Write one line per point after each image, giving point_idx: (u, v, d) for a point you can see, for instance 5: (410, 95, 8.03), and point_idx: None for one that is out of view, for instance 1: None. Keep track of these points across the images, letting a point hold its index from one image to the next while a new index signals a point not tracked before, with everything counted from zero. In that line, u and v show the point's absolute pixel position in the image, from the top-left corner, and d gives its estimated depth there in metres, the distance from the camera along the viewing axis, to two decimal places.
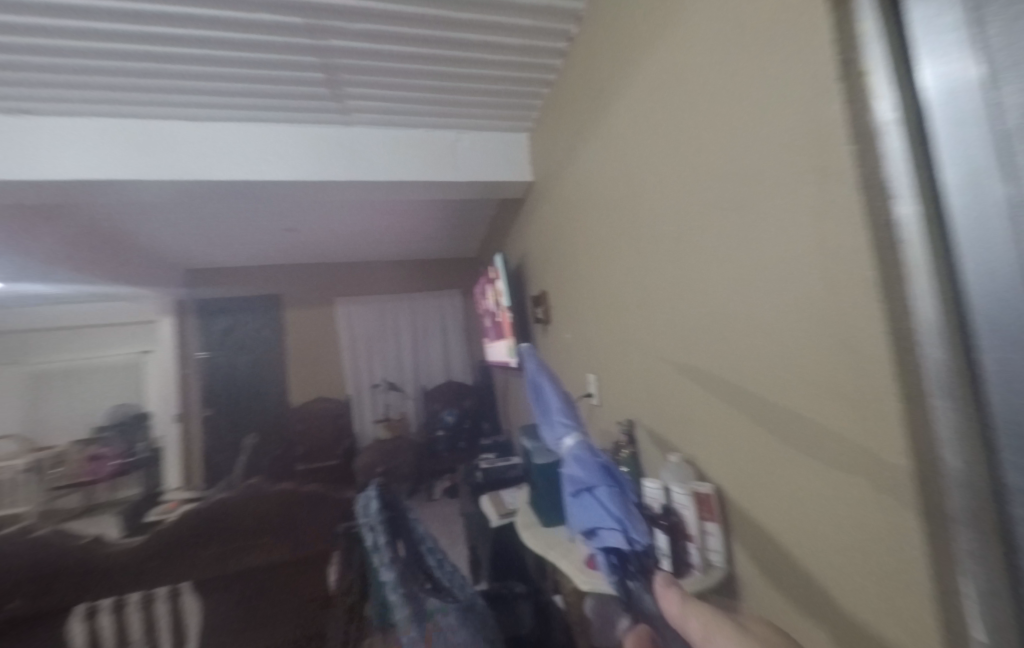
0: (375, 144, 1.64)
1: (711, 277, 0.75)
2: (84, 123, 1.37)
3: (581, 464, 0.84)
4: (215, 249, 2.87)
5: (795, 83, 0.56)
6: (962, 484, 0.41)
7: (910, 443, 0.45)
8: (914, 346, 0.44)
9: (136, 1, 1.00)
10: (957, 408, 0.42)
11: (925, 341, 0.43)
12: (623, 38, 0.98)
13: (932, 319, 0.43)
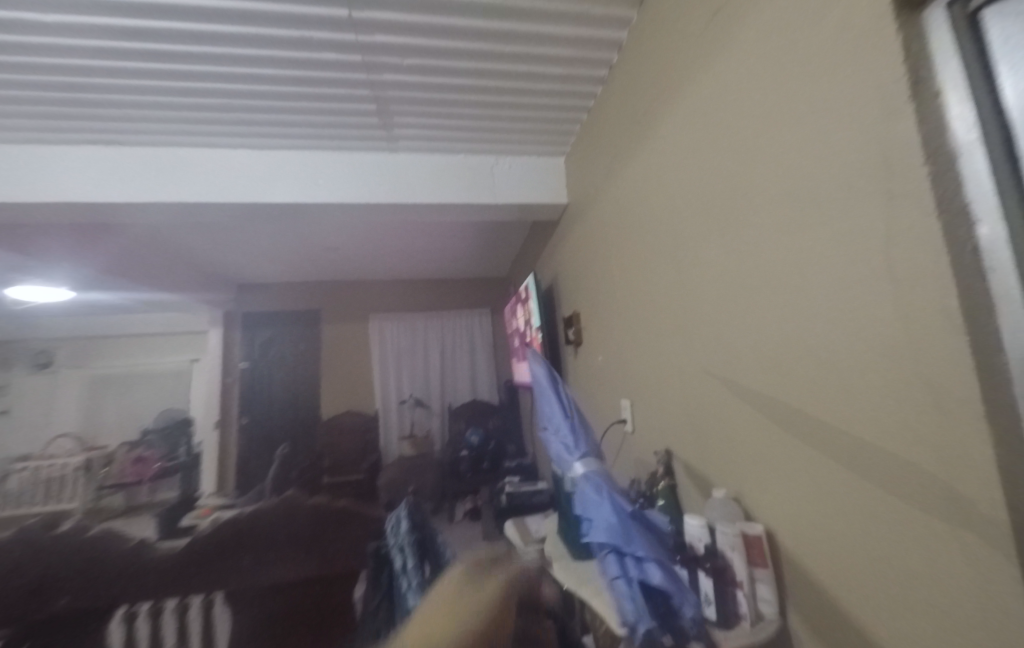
0: (417, 169, 1.70)
1: (763, 302, 0.72)
2: (156, 152, 1.51)
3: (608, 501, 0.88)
4: (263, 266, 3.03)
5: (859, 102, 0.53)
6: None
7: (1004, 492, 0.40)
8: (1005, 381, 0.40)
9: (216, 44, 1.11)
10: None
11: (1018, 377, 0.39)
12: (668, 63, 0.99)
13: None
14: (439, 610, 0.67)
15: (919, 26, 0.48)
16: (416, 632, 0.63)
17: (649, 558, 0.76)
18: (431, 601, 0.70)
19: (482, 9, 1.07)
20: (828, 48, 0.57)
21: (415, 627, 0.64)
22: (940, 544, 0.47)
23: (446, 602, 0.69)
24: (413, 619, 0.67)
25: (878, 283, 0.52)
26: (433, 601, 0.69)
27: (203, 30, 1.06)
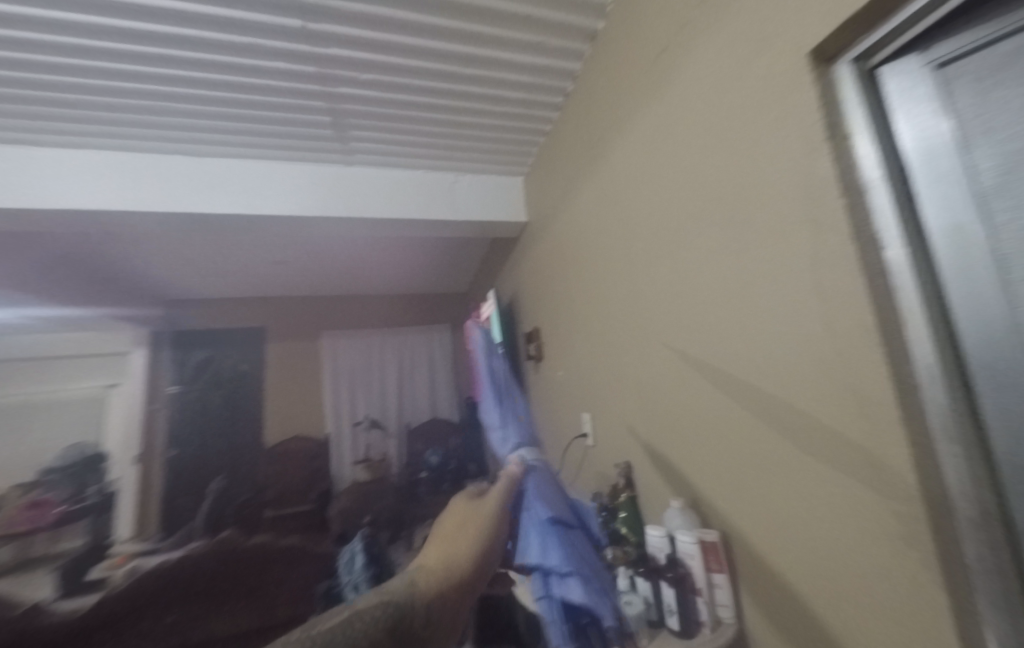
0: (373, 184, 1.68)
1: (710, 319, 0.77)
2: (77, 158, 1.38)
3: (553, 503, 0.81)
4: (202, 280, 2.83)
5: (785, 138, 0.60)
6: (972, 500, 0.45)
7: (919, 477, 0.47)
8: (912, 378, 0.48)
9: (162, 46, 1.06)
10: (953, 427, 0.46)
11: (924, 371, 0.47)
12: (619, 93, 1.05)
13: (929, 347, 0.47)
14: (447, 538, 0.64)
15: (832, 77, 0.56)
16: (434, 553, 0.59)
17: (570, 573, 0.69)
18: (438, 532, 0.66)
19: (441, 30, 1.09)
20: (759, 91, 0.64)
21: (428, 551, 0.60)
22: (873, 531, 0.52)
23: (452, 528, 0.66)
24: (428, 542, 0.63)
25: (808, 299, 0.58)
26: (439, 529, 0.66)
27: (141, 29, 1.00)
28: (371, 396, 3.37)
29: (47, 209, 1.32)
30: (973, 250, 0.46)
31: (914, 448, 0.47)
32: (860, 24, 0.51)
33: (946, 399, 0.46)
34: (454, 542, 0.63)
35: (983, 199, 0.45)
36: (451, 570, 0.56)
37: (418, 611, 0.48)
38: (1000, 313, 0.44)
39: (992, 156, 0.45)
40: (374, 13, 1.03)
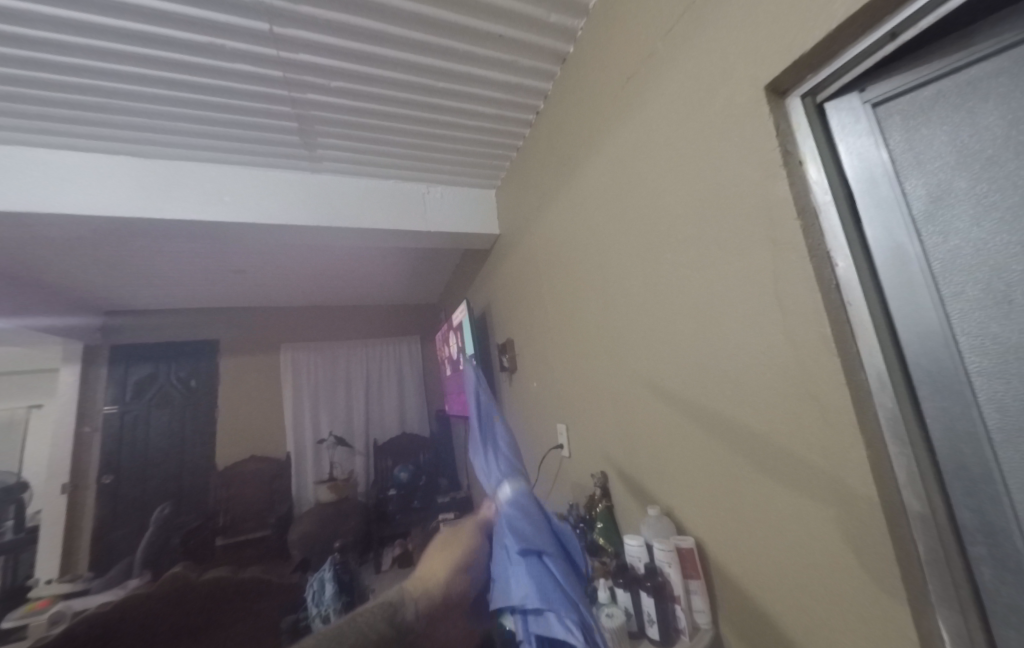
0: (341, 192, 1.65)
1: (680, 331, 0.80)
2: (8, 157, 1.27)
3: (532, 525, 0.78)
4: (149, 290, 2.65)
5: (745, 162, 0.64)
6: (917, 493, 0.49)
7: (873, 476, 0.51)
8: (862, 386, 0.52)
9: (108, 41, 1.00)
10: (898, 429, 0.51)
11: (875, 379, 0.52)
12: (589, 114, 1.09)
13: (877, 356, 0.52)
14: (438, 559, 0.77)
15: (785, 107, 0.61)
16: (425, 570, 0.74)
17: (544, 609, 0.67)
18: (430, 551, 0.79)
19: (413, 43, 1.10)
20: (720, 119, 0.68)
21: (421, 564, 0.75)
22: (835, 532, 0.55)
23: (443, 552, 0.79)
24: (422, 560, 0.77)
25: (769, 313, 0.62)
26: (430, 552, 0.79)
27: (89, 22, 0.95)
28: (335, 411, 3.25)
29: None
30: (911, 267, 0.51)
31: (869, 451, 0.51)
32: (808, 63, 0.56)
33: (892, 400, 0.51)
34: (441, 562, 0.76)
35: (917, 223, 0.51)
36: (438, 589, 0.70)
37: (407, 619, 0.62)
38: (934, 323, 0.49)
39: (922, 184, 0.50)
40: (344, 22, 1.03)
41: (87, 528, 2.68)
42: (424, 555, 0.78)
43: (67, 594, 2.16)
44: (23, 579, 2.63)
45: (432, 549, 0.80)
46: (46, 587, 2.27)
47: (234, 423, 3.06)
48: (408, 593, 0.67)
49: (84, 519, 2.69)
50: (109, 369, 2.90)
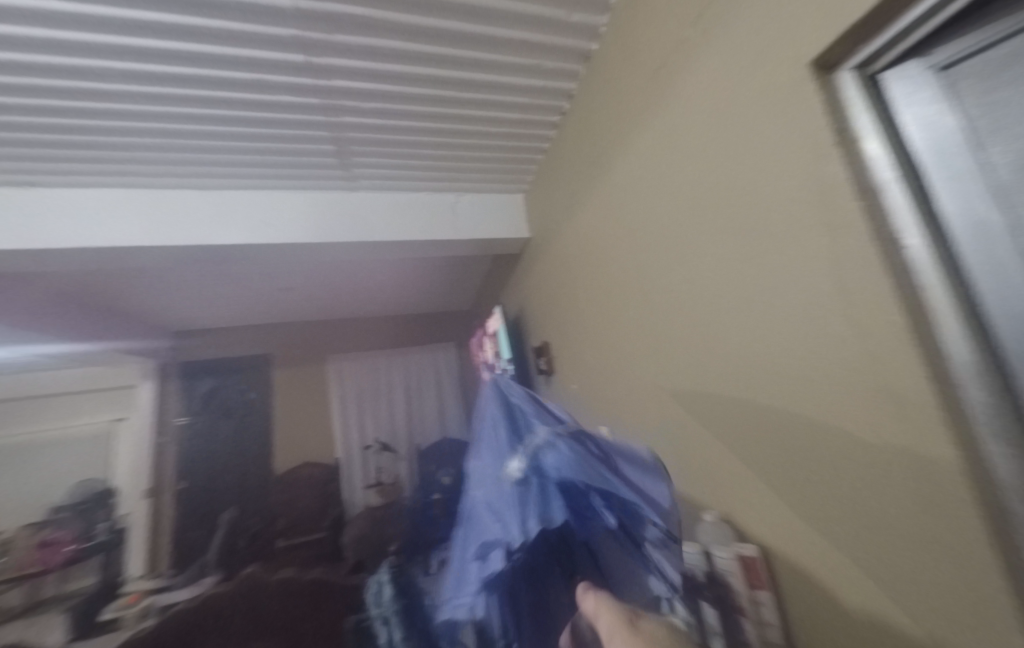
0: (375, 207, 1.69)
1: (727, 326, 0.76)
2: (96, 196, 1.42)
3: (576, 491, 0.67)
4: (205, 311, 2.84)
5: (790, 142, 0.60)
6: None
7: (968, 478, 0.45)
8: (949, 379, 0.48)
9: (163, 86, 1.09)
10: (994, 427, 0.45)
11: (963, 373, 0.47)
12: (617, 108, 1.07)
13: (964, 345, 0.47)
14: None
15: (834, 82, 0.56)
16: None
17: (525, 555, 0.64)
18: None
19: (439, 57, 1.12)
20: (760, 101, 0.65)
21: None
22: (919, 540, 0.50)
23: None
24: None
25: (824, 303, 0.58)
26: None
27: (148, 71, 1.03)
28: (379, 418, 3.36)
29: (57, 249, 1.35)
30: (1000, 242, 0.45)
31: (963, 454, 0.45)
32: (858, 34, 0.52)
33: (985, 393, 0.45)
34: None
35: (1004, 193, 0.45)
36: None
37: None
38: None
39: (1007, 151, 0.44)
40: (375, 43, 1.05)
41: (166, 530, 2.91)
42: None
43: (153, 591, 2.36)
44: None
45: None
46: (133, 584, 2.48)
47: (287, 432, 3.23)
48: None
49: (163, 523, 2.92)
50: (179, 383, 3.14)
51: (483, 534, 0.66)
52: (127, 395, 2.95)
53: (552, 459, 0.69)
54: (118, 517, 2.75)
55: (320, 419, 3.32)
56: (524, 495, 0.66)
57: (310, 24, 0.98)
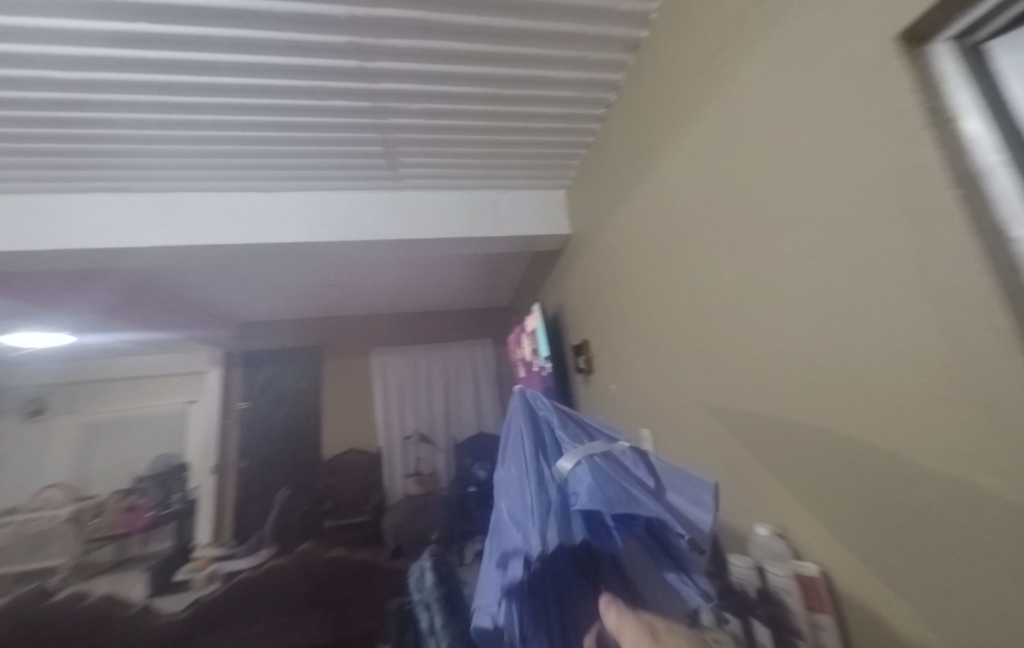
0: (421, 205, 1.74)
1: (791, 328, 0.70)
2: (174, 197, 1.56)
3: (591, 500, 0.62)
4: (263, 304, 3.04)
5: (873, 125, 0.54)
6: None
7: None
8: None
9: (230, 96, 1.17)
10: None
11: None
12: (670, 97, 1.02)
13: None
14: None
15: (928, 56, 0.50)
16: None
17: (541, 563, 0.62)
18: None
19: (484, 56, 1.12)
20: (839, 80, 0.58)
21: None
22: (1020, 582, 0.43)
23: None
24: None
25: (909, 305, 0.52)
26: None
27: (220, 83, 1.12)
28: (419, 411, 3.45)
29: (144, 248, 1.50)
30: None
31: None
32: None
33: None
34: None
35: None
36: None
37: None
38: None
39: None
40: (423, 45, 1.07)
41: (229, 505, 3.16)
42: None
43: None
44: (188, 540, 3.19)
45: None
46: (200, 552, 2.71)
47: (334, 420, 3.39)
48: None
49: (226, 498, 3.17)
50: (241, 370, 3.38)
51: (506, 541, 0.67)
52: (195, 381, 3.36)
53: (576, 474, 0.67)
54: (190, 489, 3.11)
55: (364, 409, 3.46)
56: (547, 507, 0.67)
57: (363, 31, 1.02)
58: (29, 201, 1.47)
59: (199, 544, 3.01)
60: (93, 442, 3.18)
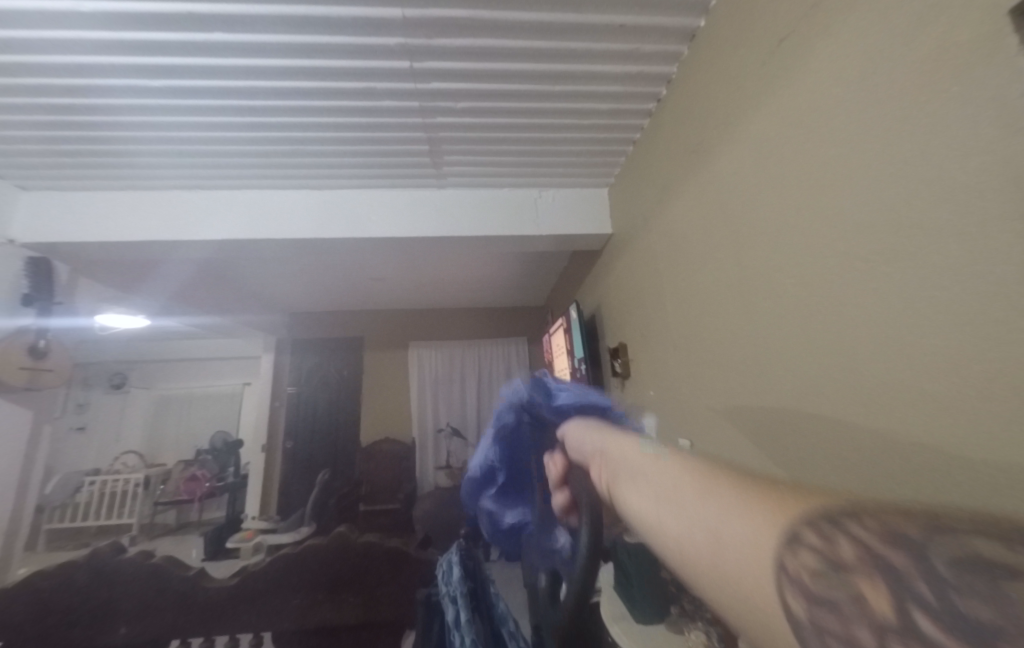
0: (462, 203, 1.75)
1: (861, 342, 0.64)
2: (238, 194, 1.66)
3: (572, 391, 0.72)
4: (312, 296, 3.19)
5: (970, 119, 0.48)
6: None
7: None
8: None
9: (289, 99, 1.23)
10: None
11: None
12: (728, 89, 0.97)
13: None
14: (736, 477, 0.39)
15: None
16: None
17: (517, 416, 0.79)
18: (742, 531, 0.33)
19: (534, 54, 1.11)
20: (935, 67, 0.52)
21: None
22: None
23: None
24: None
25: (1009, 322, 0.46)
26: (660, 474, 0.43)
27: (283, 86, 1.18)
28: (452, 405, 3.51)
29: (208, 241, 1.62)
30: None
31: None
32: None
33: None
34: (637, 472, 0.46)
35: None
36: None
37: None
38: None
39: None
40: (474, 45, 1.08)
41: (274, 484, 3.34)
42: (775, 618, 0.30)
43: (265, 529, 2.74)
44: (237, 512, 3.42)
45: (632, 509, 0.44)
46: (249, 521, 2.90)
47: (372, 409, 3.52)
48: (818, 537, 0.29)
49: (272, 477, 3.36)
50: (290, 357, 3.57)
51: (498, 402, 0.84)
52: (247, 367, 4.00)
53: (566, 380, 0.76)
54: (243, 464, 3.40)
55: (400, 400, 3.56)
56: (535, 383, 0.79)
57: (415, 32, 1.04)
58: (119, 196, 1.62)
59: (247, 515, 3.24)
60: (146, 414, 4.18)
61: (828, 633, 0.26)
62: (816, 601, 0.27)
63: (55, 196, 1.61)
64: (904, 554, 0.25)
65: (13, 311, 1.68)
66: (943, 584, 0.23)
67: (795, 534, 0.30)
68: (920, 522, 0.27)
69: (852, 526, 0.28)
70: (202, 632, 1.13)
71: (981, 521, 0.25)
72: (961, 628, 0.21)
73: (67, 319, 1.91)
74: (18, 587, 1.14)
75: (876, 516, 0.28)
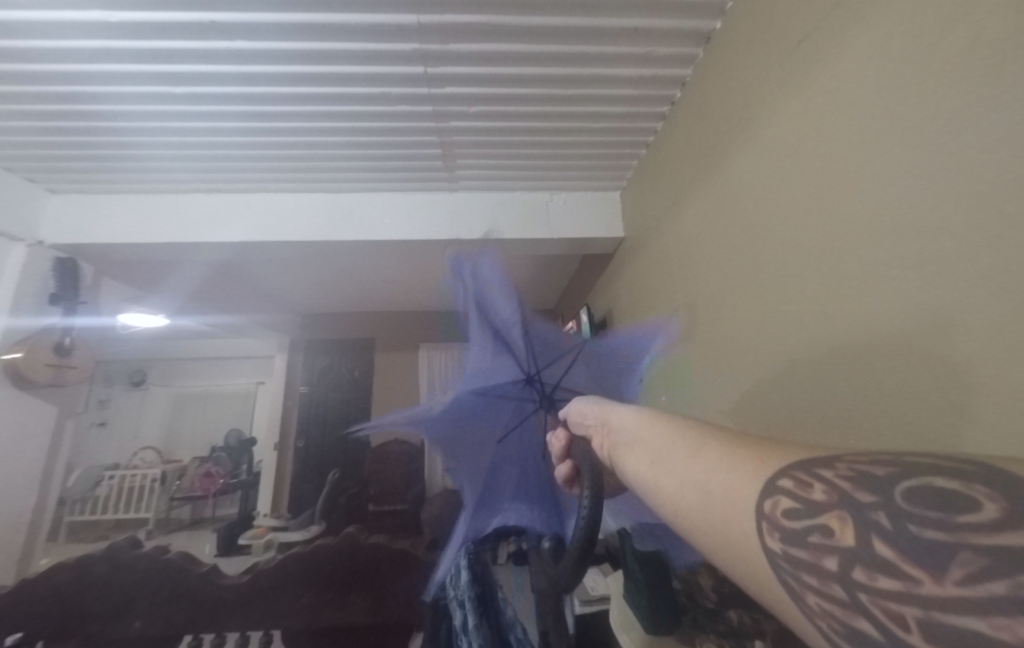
0: (473, 206, 1.76)
1: (878, 354, 0.62)
2: (256, 197, 1.69)
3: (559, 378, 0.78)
4: (325, 297, 3.24)
5: (997, 118, 0.47)
6: None
7: None
8: None
9: (306, 104, 1.25)
10: None
11: None
12: (745, 92, 0.95)
13: None
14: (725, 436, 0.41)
15: None
16: None
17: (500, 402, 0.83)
18: (725, 480, 0.36)
19: (547, 58, 1.12)
20: (961, 66, 0.50)
21: None
22: None
23: None
24: None
25: None
26: (654, 439, 0.47)
27: (300, 92, 1.20)
28: None
29: (225, 243, 1.65)
30: None
31: None
32: None
33: None
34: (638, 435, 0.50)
35: None
36: None
37: None
38: None
39: None
40: (487, 49, 1.08)
41: (285, 483, 3.38)
42: (754, 553, 0.31)
43: (277, 527, 2.77)
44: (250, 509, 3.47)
45: (632, 475, 0.48)
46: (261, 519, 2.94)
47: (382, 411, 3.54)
48: (795, 484, 0.31)
49: (284, 475, 3.40)
50: (303, 357, 3.62)
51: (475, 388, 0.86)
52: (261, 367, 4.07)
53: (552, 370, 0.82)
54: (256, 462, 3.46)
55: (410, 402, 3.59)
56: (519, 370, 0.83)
57: (429, 38, 1.05)
58: (142, 199, 1.67)
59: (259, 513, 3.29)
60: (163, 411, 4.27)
61: (803, 567, 0.27)
62: (793, 541, 0.29)
63: (82, 199, 1.67)
64: (875, 496, 0.26)
65: (40, 310, 1.73)
66: (901, 516, 0.25)
67: (772, 480, 0.33)
68: (888, 466, 0.28)
69: (826, 473, 0.30)
70: (213, 627, 1.15)
71: (943, 459, 0.26)
72: (920, 555, 0.23)
73: (91, 318, 1.96)
74: (38, 578, 1.16)
75: (845, 462, 0.29)
